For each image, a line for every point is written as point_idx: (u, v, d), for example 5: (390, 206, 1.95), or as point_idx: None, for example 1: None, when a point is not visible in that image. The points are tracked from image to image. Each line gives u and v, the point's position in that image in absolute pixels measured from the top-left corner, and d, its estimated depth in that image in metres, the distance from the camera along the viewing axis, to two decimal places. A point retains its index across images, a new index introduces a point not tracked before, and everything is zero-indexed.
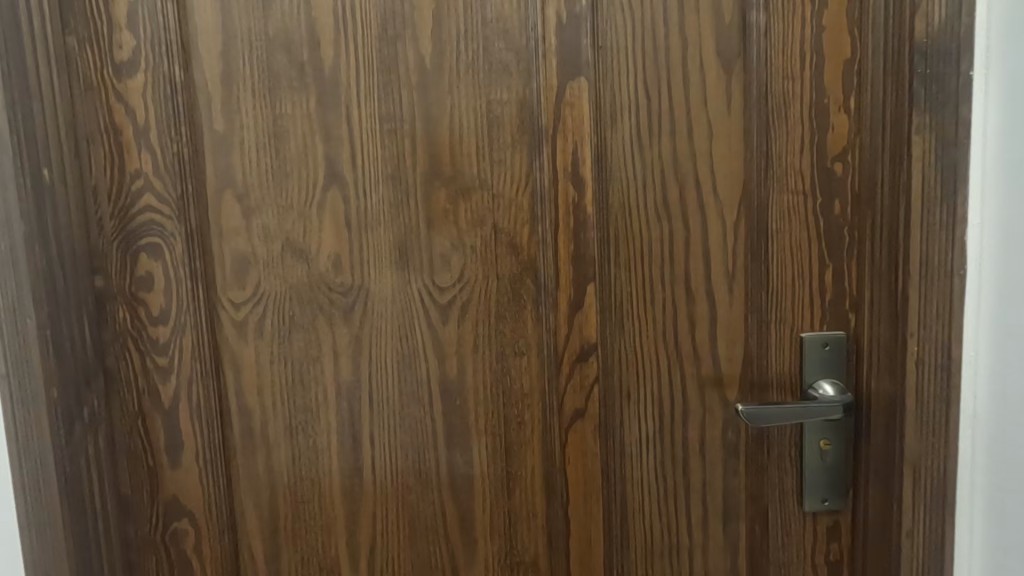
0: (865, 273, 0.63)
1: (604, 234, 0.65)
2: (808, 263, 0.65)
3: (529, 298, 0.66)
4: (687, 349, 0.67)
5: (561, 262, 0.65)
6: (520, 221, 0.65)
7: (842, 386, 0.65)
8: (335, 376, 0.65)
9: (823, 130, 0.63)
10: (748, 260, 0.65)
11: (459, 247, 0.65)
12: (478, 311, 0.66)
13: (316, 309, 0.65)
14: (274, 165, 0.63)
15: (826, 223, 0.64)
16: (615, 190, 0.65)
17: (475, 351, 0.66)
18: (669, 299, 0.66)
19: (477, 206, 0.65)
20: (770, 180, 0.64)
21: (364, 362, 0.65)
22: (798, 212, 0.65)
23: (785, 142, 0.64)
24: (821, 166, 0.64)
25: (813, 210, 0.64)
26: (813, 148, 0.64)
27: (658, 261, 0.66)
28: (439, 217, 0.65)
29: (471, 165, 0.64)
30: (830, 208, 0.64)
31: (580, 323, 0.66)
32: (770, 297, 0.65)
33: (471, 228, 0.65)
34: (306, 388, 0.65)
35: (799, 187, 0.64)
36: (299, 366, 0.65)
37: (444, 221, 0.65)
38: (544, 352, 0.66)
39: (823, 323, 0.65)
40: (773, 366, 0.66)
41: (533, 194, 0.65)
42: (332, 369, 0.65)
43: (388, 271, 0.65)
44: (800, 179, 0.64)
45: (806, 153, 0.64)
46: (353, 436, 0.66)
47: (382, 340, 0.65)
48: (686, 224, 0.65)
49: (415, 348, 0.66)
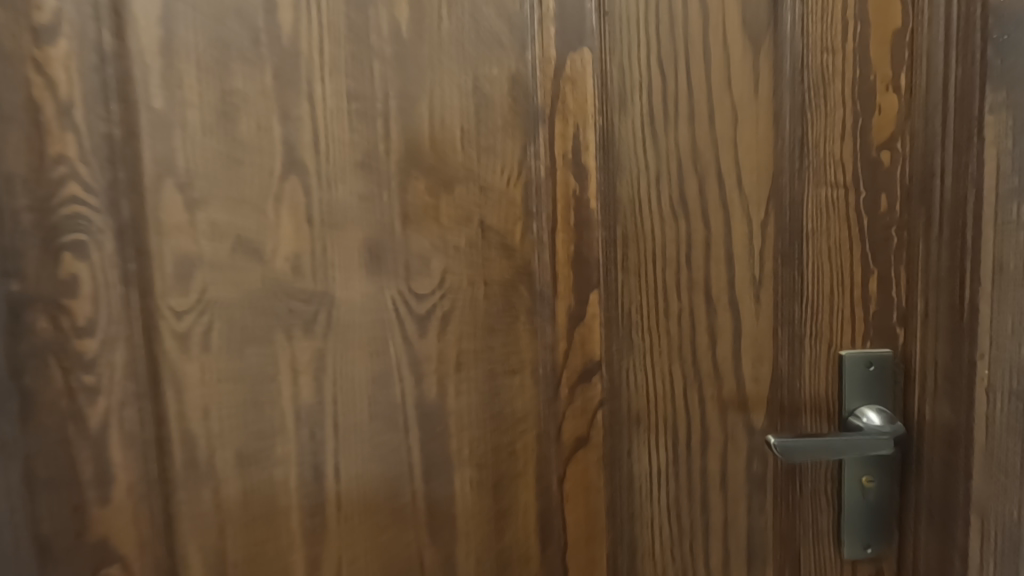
0: (920, 281, 0.54)
1: (611, 233, 0.56)
2: (849, 268, 0.55)
3: (523, 308, 0.57)
4: (707, 367, 0.57)
5: (560, 265, 0.56)
6: (512, 219, 0.56)
7: (887, 412, 0.55)
8: (293, 395, 0.55)
9: (867, 112, 0.54)
10: (776, 264, 0.56)
11: (438, 245, 0.55)
12: (462, 323, 0.56)
13: (272, 319, 0.54)
14: (223, 150, 0.52)
15: (870, 223, 0.55)
16: (623, 182, 0.56)
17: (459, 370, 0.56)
18: (685, 309, 0.57)
19: (461, 198, 0.55)
20: (807, 170, 0.54)
21: (327, 380, 0.55)
22: (839, 208, 0.55)
23: (824, 126, 0.54)
24: (865, 155, 0.54)
25: (856, 206, 0.55)
26: (856, 134, 0.54)
27: (672, 265, 0.56)
28: (419, 210, 0.55)
29: (456, 151, 0.55)
30: (875, 205, 0.55)
31: (583, 336, 0.57)
32: (805, 308, 0.56)
33: (453, 225, 0.55)
34: (261, 413, 0.54)
35: (840, 179, 0.54)
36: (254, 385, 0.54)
37: (424, 216, 0.55)
38: (540, 370, 0.57)
39: (866, 338, 0.56)
40: (806, 389, 0.56)
41: (528, 187, 0.56)
42: (291, 389, 0.55)
43: (358, 274, 0.55)
44: (840, 169, 0.54)
45: (847, 139, 0.54)
46: (314, 466, 0.56)
47: (348, 354, 0.55)
48: (705, 222, 0.56)
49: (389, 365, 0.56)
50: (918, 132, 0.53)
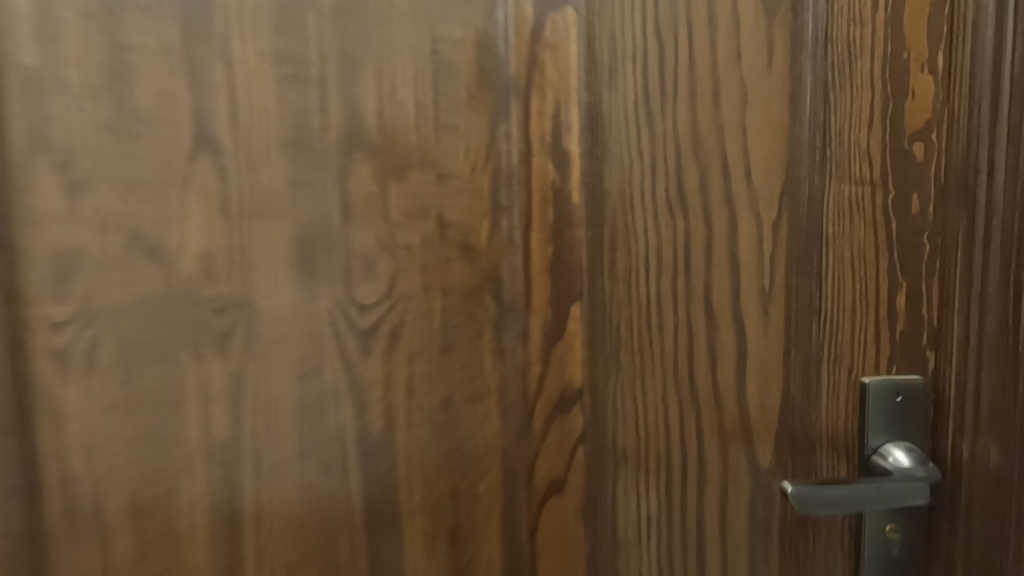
0: (970, 295, 0.44)
1: (598, 235, 0.47)
2: (874, 279, 0.46)
3: (489, 323, 0.47)
4: (705, 397, 0.48)
5: (535, 272, 0.47)
6: (476, 214, 0.46)
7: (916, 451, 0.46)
8: (200, 445, 0.33)
9: (899, 96, 0.45)
10: (788, 273, 0.46)
11: (382, 244, 0.42)
12: (419, 343, 0.44)
13: (172, 351, 0.32)
14: (101, 121, 0.29)
15: (900, 227, 0.46)
16: (612, 172, 0.47)
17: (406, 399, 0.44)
18: (682, 326, 0.47)
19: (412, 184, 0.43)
20: (829, 163, 0.45)
21: (247, 432, 0.35)
22: (863, 208, 0.46)
23: (848, 111, 0.45)
24: (895, 148, 0.45)
25: (883, 206, 0.46)
26: (885, 122, 0.45)
27: (668, 273, 0.47)
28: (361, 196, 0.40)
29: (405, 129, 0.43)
30: (904, 205, 0.46)
31: (560, 356, 0.48)
32: (825, 326, 0.46)
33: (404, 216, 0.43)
34: (161, 477, 0.32)
35: (866, 175, 0.46)
36: (140, 436, 0.31)
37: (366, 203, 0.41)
38: (508, 399, 0.48)
39: (891, 363, 0.47)
40: (821, 422, 0.47)
41: (496, 176, 0.46)
42: (201, 443, 0.33)
43: (286, 274, 0.37)
44: (865, 164, 0.45)
45: (875, 128, 0.45)
46: (226, 532, 0.34)
47: (265, 392, 0.36)
48: (708, 221, 0.46)
49: (333, 396, 0.40)
50: (958, 122, 0.44)
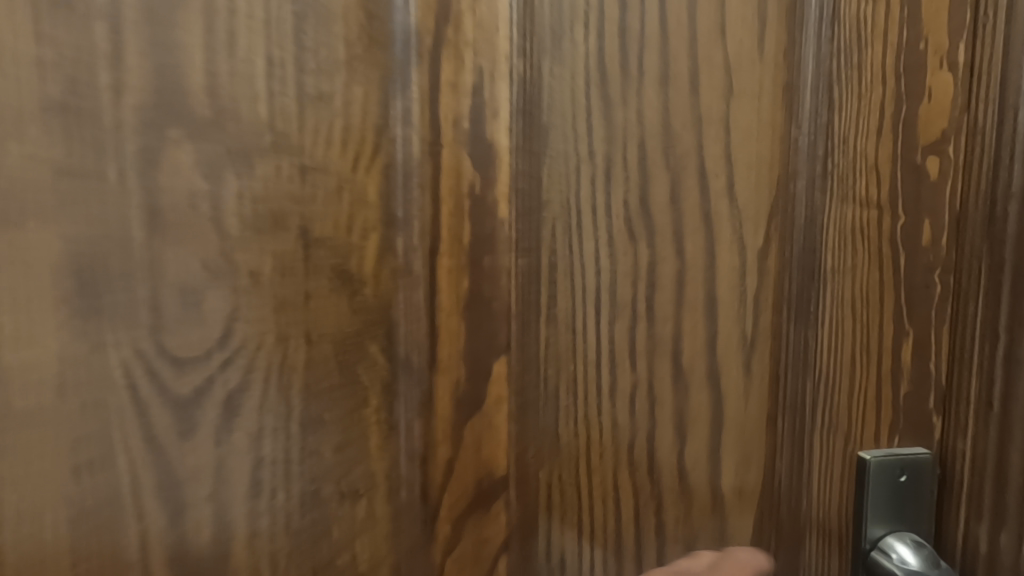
0: (995, 351, 0.33)
1: (531, 262, 0.35)
2: (875, 326, 0.35)
3: (377, 384, 0.32)
4: (669, 480, 0.36)
5: (443, 315, 0.34)
6: (358, 228, 0.31)
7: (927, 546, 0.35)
8: None
9: (910, 97, 0.34)
10: (778, 320, 0.36)
11: (209, 270, 0.26)
12: (272, 416, 0.29)
13: None
14: None
15: (908, 262, 0.35)
16: (552, 175, 0.34)
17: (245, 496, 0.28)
18: (642, 387, 0.35)
19: (262, 180, 0.28)
20: (828, 177, 0.35)
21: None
22: (867, 235, 0.35)
23: (856, 111, 0.35)
24: (905, 161, 0.34)
25: (890, 233, 0.35)
26: (896, 126, 0.34)
27: (625, 316, 0.35)
28: (177, 189, 0.24)
29: (231, 95, 0.26)
30: (915, 234, 0.35)
31: (476, 435, 0.35)
32: (820, 386, 0.36)
33: (245, 226, 0.27)
34: None
35: (872, 194, 0.35)
36: None
37: (182, 188, 0.25)
38: (399, 498, 0.33)
39: (893, 431, 0.36)
40: (810, 507, 0.37)
41: (389, 174, 0.32)
42: None
43: (55, 307, 0.22)
44: (871, 178, 0.35)
45: (883, 135, 0.35)
46: None
47: (28, 500, 0.21)
48: (680, 247, 0.35)
49: (119, 502, 0.23)
50: (983, 133, 0.33)
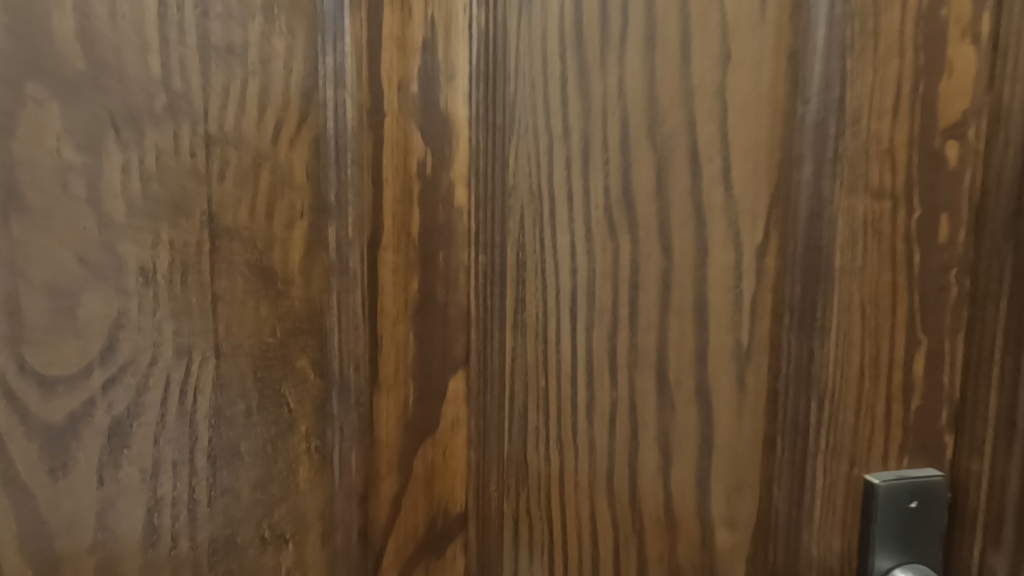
0: (994, 338, 0.22)
1: (495, 258, 0.34)
2: (881, 337, 0.24)
3: (306, 407, 0.28)
4: (651, 509, 0.30)
5: (388, 324, 0.31)
6: (281, 219, 0.27)
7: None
8: None
9: (929, 41, 0.23)
10: (778, 328, 0.27)
11: (87, 265, 0.21)
12: (173, 448, 0.24)
13: None
14: None
15: (927, 230, 0.23)
16: (519, 155, 0.34)
17: (137, 541, 0.23)
18: (623, 404, 0.31)
19: (155, 154, 0.23)
20: (839, 138, 0.24)
21: None
22: (888, 200, 0.24)
23: (874, 44, 0.23)
24: (928, 121, 0.23)
25: (913, 188, 0.23)
26: (913, 47, 0.23)
27: (605, 322, 0.31)
28: (40, 163, 0.20)
29: (114, 44, 0.21)
30: (931, 213, 0.23)
31: (430, 469, 0.34)
32: (825, 409, 0.25)
33: (132, 209, 0.22)
34: None
35: (888, 156, 0.24)
36: None
37: (49, 162, 0.20)
38: (335, 541, 0.29)
39: (902, 451, 0.24)
40: (812, 552, 0.25)
41: (323, 151, 0.28)
42: None
43: None
44: (892, 124, 0.23)
45: (897, 70, 0.23)
46: None
47: None
48: (666, 243, 0.30)
49: None
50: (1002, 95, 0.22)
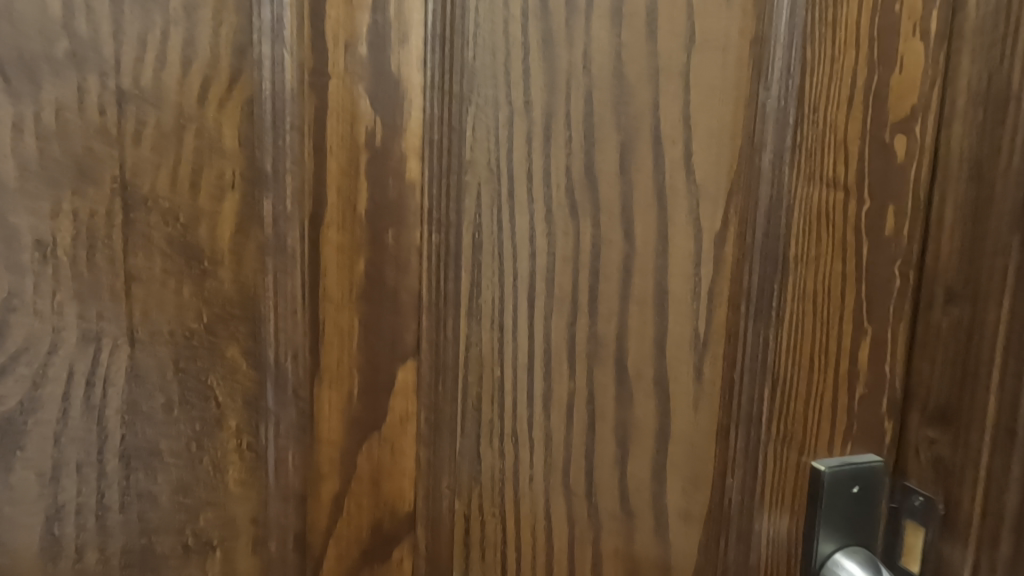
0: (996, 334, 0.23)
1: (449, 238, 0.27)
2: (836, 330, 0.26)
3: (234, 400, 0.25)
4: (608, 504, 0.29)
5: (330, 308, 0.26)
6: (206, 189, 0.23)
7: (900, 547, 0.26)
8: None
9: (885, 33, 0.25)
10: (735, 319, 0.27)
11: None
12: (76, 448, 0.22)
13: None
14: None
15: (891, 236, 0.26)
16: (480, 122, 0.27)
17: (37, 553, 0.22)
18: (581, 395, 0.28)
19: (54, 109, 0.21)
20: (796, 133, 0.25)
21: None
22: (841, 204, 0.25)
23: (831, 50, 0.24)
24: (876, 117, 0.25)
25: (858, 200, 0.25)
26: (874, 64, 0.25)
27: (565, 309, 0.28)
28: None
29: None
30: (881, 210, 0.26)
31: (375, 465, 0.28)
32: (776, 400, 0.26)
33: (26, 174, 0.21)
34: None
35: (840, 157, 0.25)
36: None
37: None
38: (268, 550, 0.26)
39: (846, 438, 0.26)
40: (749, 537, 0.27)
41: (253, 114, 0.24)
42: None
43: None
44: (841, 133, 0.25)
45: (853, 77, 0.25)
46: None
47: None
48: (630, 228, 0.28)
49: None
50: (954, 118, 0.24)
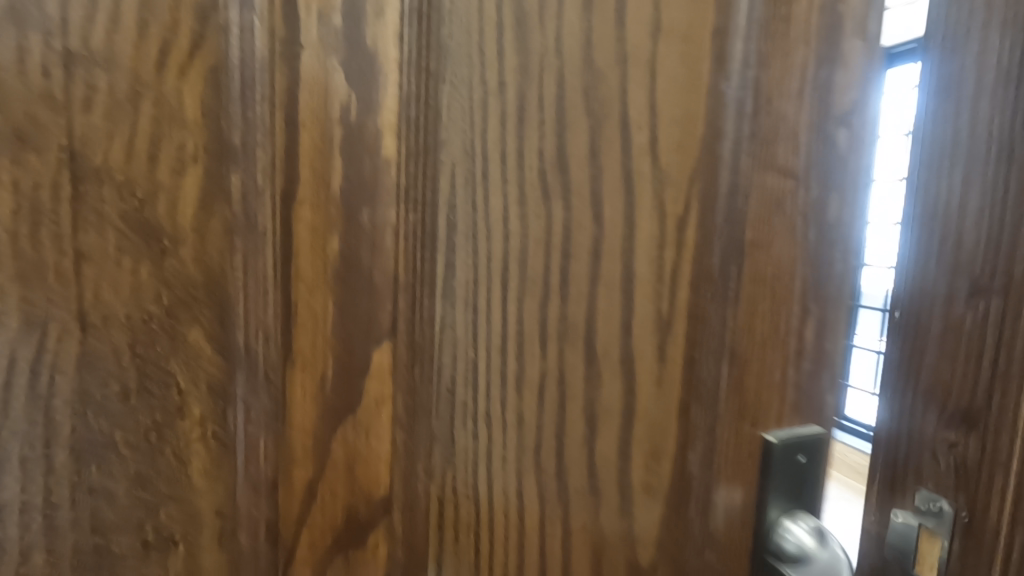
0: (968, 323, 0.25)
1: (424, 218, 0.26)
2: (790, 310, 0.28)
3: (197, 387, 0.24)
4: (577, 481, 0.29)
5: (303, 290, 0.25)
6: (165, 165, 0.23)
7: (914, 557, 0.27)
8: None
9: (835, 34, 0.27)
10: (697, 297, 0.28)
11: None
12: (21, 436, 0.22)
13: None
14: None
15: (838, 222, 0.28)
16: (456, 101, 0.27)
17: None
18: (552, 375, 0.29)
19: None
20: (755, 124, 0.26)
21: None
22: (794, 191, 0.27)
23: (787, 46, 0.26)
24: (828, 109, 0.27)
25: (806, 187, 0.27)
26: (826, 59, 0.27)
27: (536, 291, 0.28)
28: None
29: None
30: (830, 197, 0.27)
31: (348, 452, 0.27)
32: (734, 373, 0.28)
33: None
34: None
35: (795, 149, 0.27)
36: None
37: None
38: (237, 541, 0.25)
39: (796, 410, 0.29)
40: (710, 503, 0.29)
41: (217, 85, 0.23)
42: None
43: None
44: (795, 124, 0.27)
45: (807, 74, 0.26)
46: None
47: None
48: (599, 211, 0.28)
49: None
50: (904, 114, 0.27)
